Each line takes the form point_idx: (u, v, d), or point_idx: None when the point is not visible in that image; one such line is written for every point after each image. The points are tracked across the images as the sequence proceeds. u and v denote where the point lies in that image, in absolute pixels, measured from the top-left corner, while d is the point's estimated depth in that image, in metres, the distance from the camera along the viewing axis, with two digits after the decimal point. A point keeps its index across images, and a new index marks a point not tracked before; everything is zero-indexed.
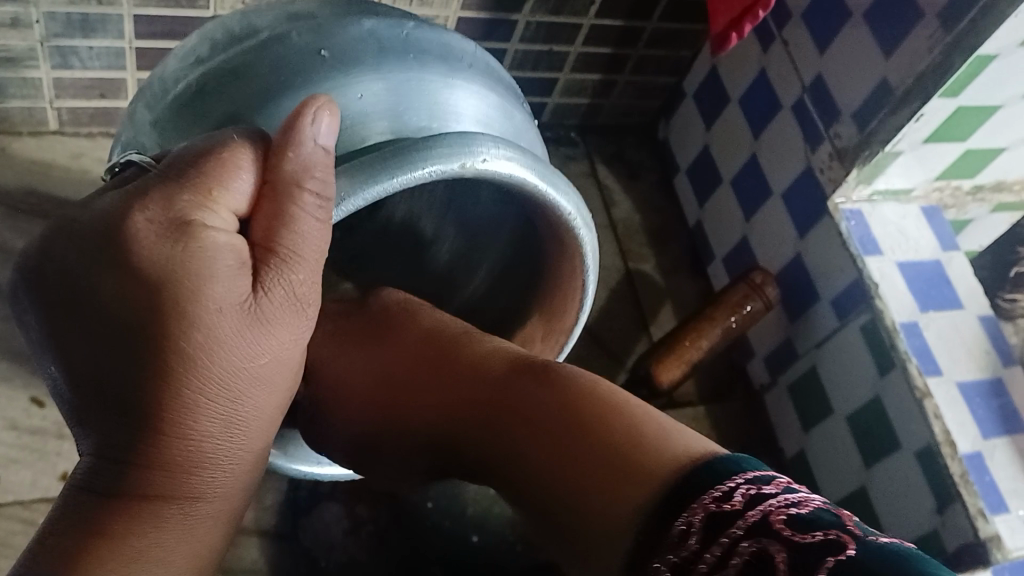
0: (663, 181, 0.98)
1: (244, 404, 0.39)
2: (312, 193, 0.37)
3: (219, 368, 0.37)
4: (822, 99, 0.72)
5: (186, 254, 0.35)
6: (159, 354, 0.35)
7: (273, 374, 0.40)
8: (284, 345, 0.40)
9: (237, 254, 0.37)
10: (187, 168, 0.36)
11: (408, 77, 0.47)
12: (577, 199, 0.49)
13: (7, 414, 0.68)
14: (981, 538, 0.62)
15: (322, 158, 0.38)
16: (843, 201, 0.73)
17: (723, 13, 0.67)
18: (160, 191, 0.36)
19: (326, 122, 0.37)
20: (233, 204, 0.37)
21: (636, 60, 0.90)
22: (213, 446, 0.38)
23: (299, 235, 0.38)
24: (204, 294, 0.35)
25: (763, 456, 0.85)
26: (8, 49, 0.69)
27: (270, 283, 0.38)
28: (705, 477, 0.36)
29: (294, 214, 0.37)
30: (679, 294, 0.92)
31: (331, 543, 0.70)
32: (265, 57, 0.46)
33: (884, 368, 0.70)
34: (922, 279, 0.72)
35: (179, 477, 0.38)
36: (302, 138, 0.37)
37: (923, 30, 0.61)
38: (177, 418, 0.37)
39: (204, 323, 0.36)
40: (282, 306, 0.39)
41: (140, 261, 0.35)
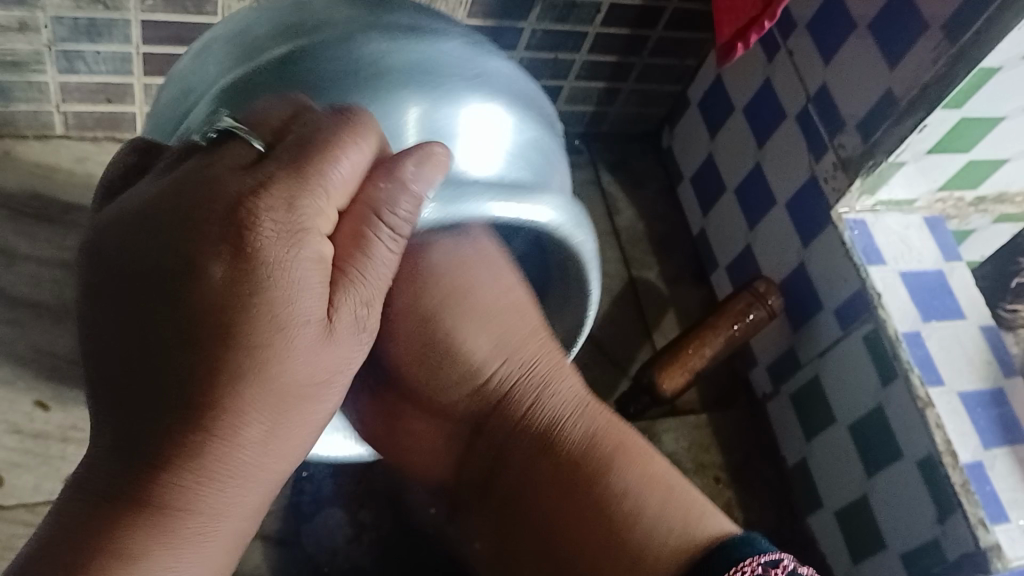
0: (667, 190, 0.98)
1: (289, 420, 0.40)
2: (389, 225, 0.41)
3: (280, 377, 0.39)
4: (827, 110, 0.72)
5: (288, 255, 0.38)
6: (225, 359, 0.37)
7: (323, 391, 0.41)
8: (336, 366, 0.41)
9: (321, 269, 0.39)
10: (298, 158, 0.39)
11: (496, 109, 0.50)
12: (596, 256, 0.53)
13: (11, 417, 0.68)
14: (981, 548, 0.63)
15: (408, 194, 0.41)
16: (846, 210, 0.73)
17: (729, 22, 0.68)
18: (245, 184, 0.38)
19: (433, 164, 0.41)
20: (337, 200, 0.40)
21: (640, 69, 0.90)
22: (246, 459, 0.39)
23: (372, 260, 0.41)
24: (273, 297, 0.37)
25: (763, 464, 0.85)
26: (15, 54, 0.69)
27: (341, 301, 0.41)
28: (722, 559, 0.44)
29: (367, 239, 0.41)
30: (681, 301, 0.92)
31: (334, 549, 0.71)
32: (336, 55, 0.47)
33: (886, 378, 0.70)
34: (925, 289, 0.72)
35: (206, 486, 0.38)
36: (400, 173, 0.41)
37: (927, 42, 0.61)
38: (230, 423, 0.38)
39: (286, 327, 0.38)
40: (346, 326, 0.41)
41: (234, 262, 0.37)
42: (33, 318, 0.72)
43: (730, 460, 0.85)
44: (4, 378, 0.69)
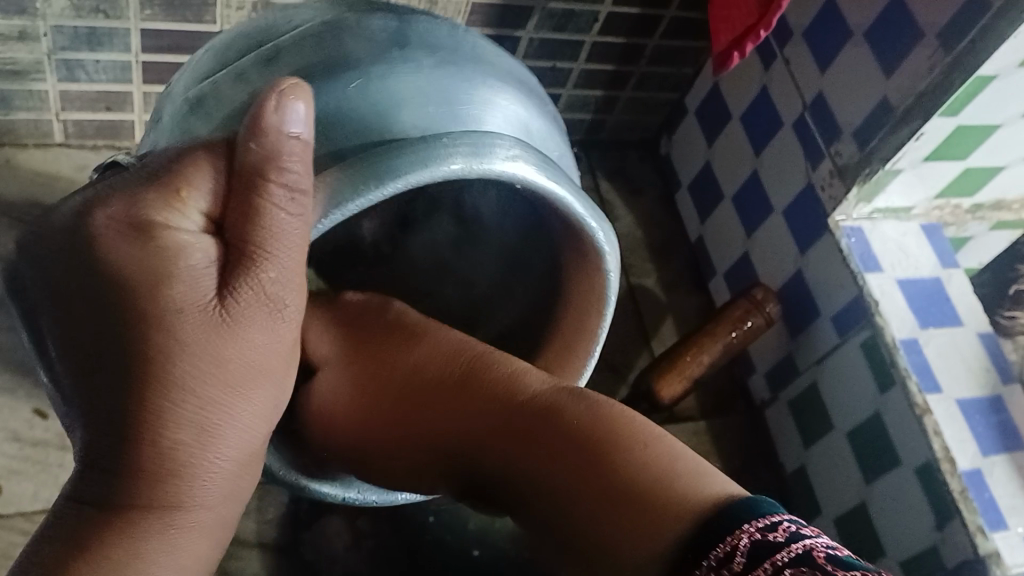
0: (665, 197, 0.99)
1: (222, 410, 0.38)
2: (278, 184, 0.37)
3: (187, 371, 0.36)
4: (823, 118, 0.73)
5: (153, 255, 0.36)
6: (132, 369, 0.35)
7: (250, 376, 0.38)
8: (257, 347, 0.38)
9: (205, 253, 0.37)
10: (157, 171, 0.37)
11: (435, 72, 0.47)
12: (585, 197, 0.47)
13: (10, 425, 0.68)
14: (980, 555, 0.62)
15: (295, 147, 0.37)
16: (843, 218, 0.73)
17: (726, 32, 0.68)
18: (126, 192, 0.37)
19: (294, 107, 0.36)
20: (202, 206, 0.38)
21: (638, 77, 0.90)
22: (193, 455, 0.37)
23: (269, 228, 0.37)
24: (170, 292, 0.35)
25: (762, 471, 0.85)
26: (16, 62, 0.69)
27: (241, 284, 0.37)
28: (730, 519, 0.38)
29: (261, 205, 0.37)
30: (680, 309, 0.92)
31: (333, 555, 0.70)
32: (305, 51, 0.47)
33: (884, 385, 0.70)
34: (923, 296, 0.72)
35: (156, 488, 0.37)
36: (265, 126, 0.36)
37: (924, 50, 0.62)
38: (150, 426, 0.36)
39: (168, 322, 0.35)
40: (251, 305, 0.38)
41: (108, 270, 0.36)
42: None
43: (730, 467, 0.85)
44: (3, 385, 0.69)
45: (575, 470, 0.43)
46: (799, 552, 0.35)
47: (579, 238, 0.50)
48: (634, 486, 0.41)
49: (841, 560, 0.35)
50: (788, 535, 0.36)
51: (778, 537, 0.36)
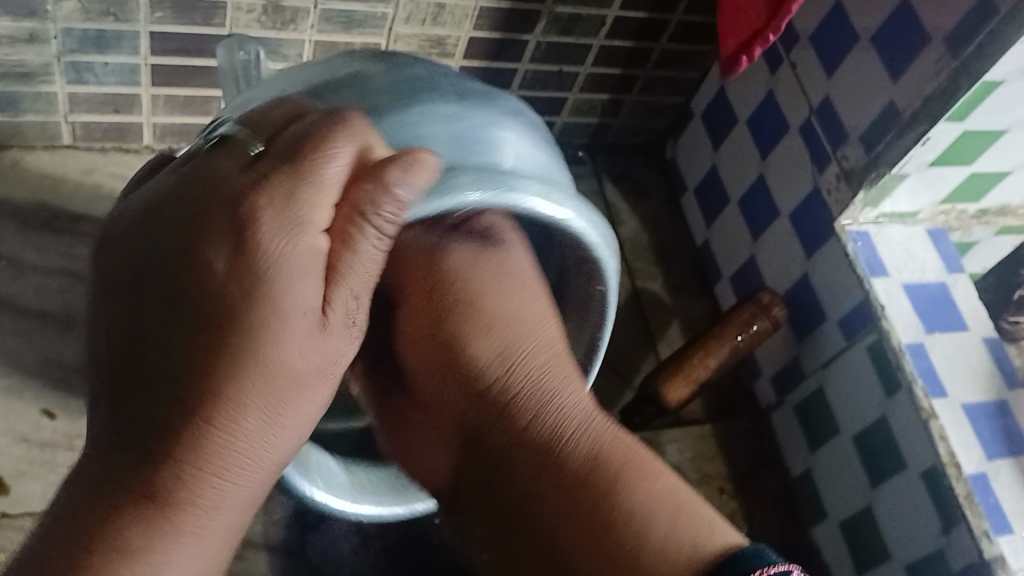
0: (670, 201, 0.99)
1: (289, 411, 0.43)
2: (385, 217, 0.41)
3: (286, 365, 0.41)
4: (830, 122, 0.73)
5: (283, 243, 0.40)
6: (236, 356, 0.40)
7: (317, 386, 0.44)
8: (327, 363, 0.44)
9: (318, 258, 0.41)
10: (297, 151, 0.40)
11: (473, 113, 0.49)
12: (607, 237, 0.52)
13: (18, 426, 0.69)
14: (985, 559, 0.63)
15: (399, 198, 0.40)
16: (849, 222, 0.74)
17: (733, 36, 0.68)
18: (273, 179, 0.40)
19: (416, 169, 0.40)
20: (326, 206, 0.40)
21: (644, 81, 0.91)
22: (252, 441, 0.42)
23: (359, 258, 0.42)
24: (288, 292, 0.40)
25: (767, 474, 0.85)
26: (25, 65, 0.70)
27: (335, 300, 0.43)
28: (732, 567, 0.43)
29: (356, 238, 0.41)
30: (685, 312, 0.92)
31: (340, 558, 0.71)
32: (335, 92, 0.49)
33: (891, 390, 0.71)
34: (929, 300, 0.73)
35: (211, 463, 0.41)
36: (393, 176, 0.40)
37: (930, 55, 0.62)
38: (224, 407, 0.40)
39: (281, 316, 0.40)
40: (338, 321, 0.43)
41: (252, 240, 0.39)
42: (42, 328, 0.72)
43: (735, 471, 0.85)
44: (11, 387, 0.69)
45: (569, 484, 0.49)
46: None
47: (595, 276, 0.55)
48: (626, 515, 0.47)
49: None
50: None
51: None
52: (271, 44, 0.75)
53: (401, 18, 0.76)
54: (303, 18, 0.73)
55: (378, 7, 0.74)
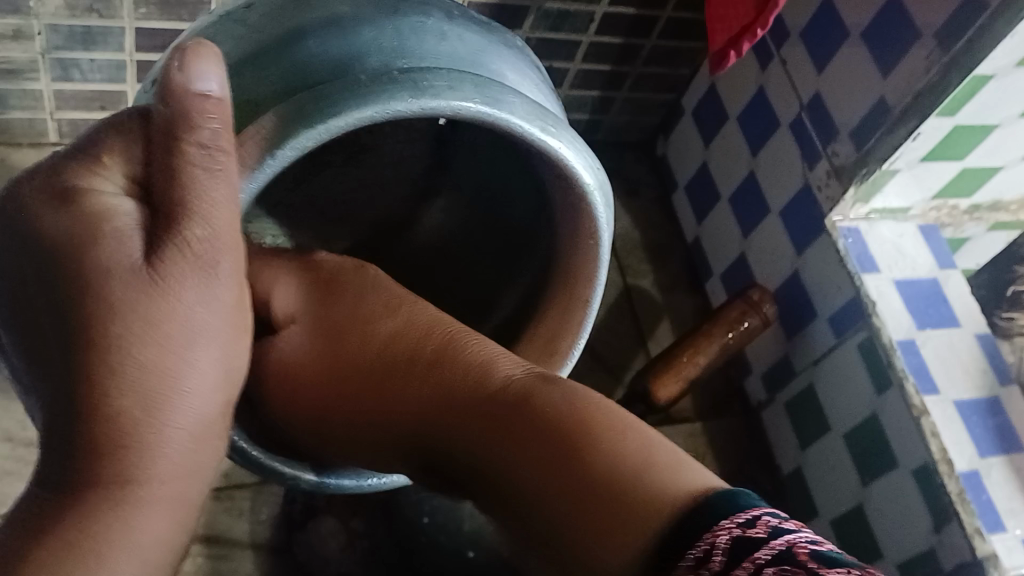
0: (662, 198, 0.98)
1: (164, 379, 0.34)
2: (193, 142, 0.34)
3: (128, 335, 0.33)
4: (820, 118, 0.72)
5: (71, 215, 0.34)
6: (73, 339, 0.33)
7: (190, 339, 0.35)
8: (201, 315, 0.35)
9: (122, 219, 0.35)
10: (83, 142, 0.37)
11: (430, 32, 0.45)
12: (596, 167, 0.46)
13: (2, 425, 0.68)
14: (978, 557, 0.62)
15: (203, 105, 0.34)
16: (840, 218, 0.73)
17: (722, 31, 0.68)
18: (48, 166, 0.36)
19: (201, 65, 0.33)
20: (125, 168, 0.36)
21: (634, 78, 0.90)
22: (136, 430, 0.34)
23: (190, 185, 0.34)
24: (95, 252, 0.34)
25: (759, 473, 0.85)
26: (11, 61, 0.69)
27: (182, 241, 0.35)
28: (712, 512, 0.35)
29: (180, 166, 0.34)
30: (676, 310, 0.92)
31: (326, 557, 0.70)
32: (289, 10, 0.45)
33: (881, 387, 0.70)
34: (920, 297, 0.72)
35: (104, 468, 0.34)
36: (170, 83, 0.33)
37: (921, 50, 0.61)
38: (89, 398, 0.33)
39: (103, 282, 0.33)
40: (190, 267, 0.35)
41: (47, 230, 0.34)
42: None
43: (727, 471, 0.84)
44: None
45: (514, 441, 0.42)
46: (781, 548, 0.33)
47: (574, 205, 0.48)
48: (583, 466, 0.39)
49: (819, 554, 0.33)
50: (770, 530, 0.34)
51: (761, 533, 0.34)
52: None
53: None
54: None
55: None
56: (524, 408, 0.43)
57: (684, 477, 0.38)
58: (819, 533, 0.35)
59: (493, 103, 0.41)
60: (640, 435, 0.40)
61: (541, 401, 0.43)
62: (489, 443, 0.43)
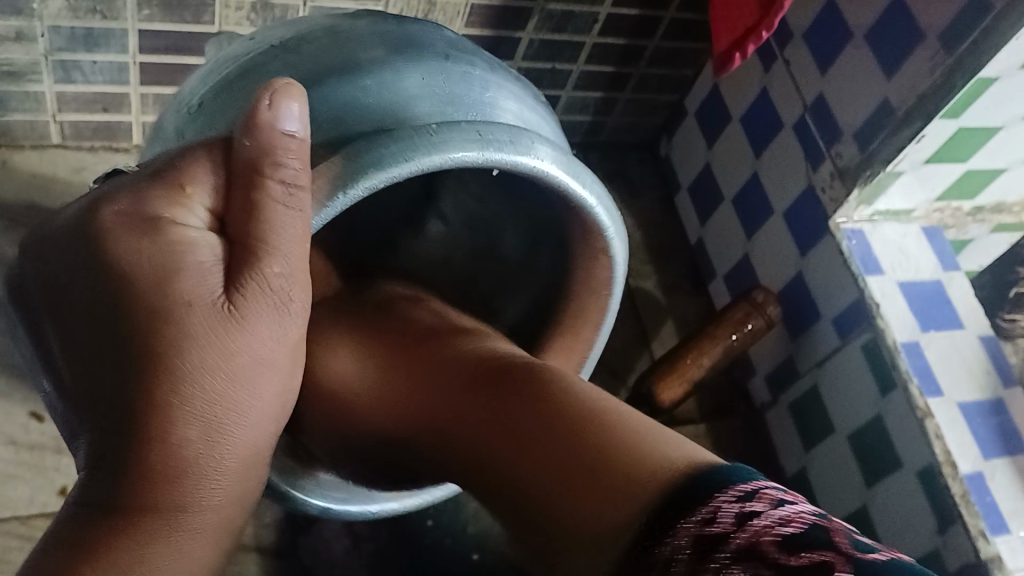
0: (664, 199, 0.98)
1: (227, 407, 0.38)
2: (278, 180, 0.37)
3: (200, 368, 0.36)
4: (824, 120, 0.72)
5: (152, 244, 0.36)
6: (142, 365, 0.36)
7: (257, 370, 0.39)
8: (264, 348, 0.39)
9: (211, 249, 0.38)
10: (162, 168, 0.38)
11: (460, 77, 0.48)
12: (603, 196, 0.49)
13: (6, 429, 0.68)
14: (981, 559, 0.62)
15: (288, 144, 0.37)
16: (844, 220, 0.73)
17: (726, 32, 0.68)
18: (132, 188, 0.38)
19: (293, 107, 0.37)
20: (205, 200, 0.38)
21: (637, 79, 0.90)
22: (197, 453, 0.37)
23: (270, 224, 0.38)
24: (178, 285, 0.36)
25: (762, 474, 0.85)
26: (13, 64, 0.69)
27: (248, 281, 0.38)
28: (701, 483, 0.34)
29: (260, 202, 0.37)
30: (679, 312, 0.92)
31: (330, 561, 0.70)
32: (307, 48, 0.48)
33: (885, 388, 0.70)
34: (924, 298, 0.72)
35: (165, 487, 0.37)
36: (261, 124, 0.36)
37: (925, 52, 0.61)
38: (155, 424, 0.36)
39: (179, 315, 0.36)
40: (260, 303, 0.38)
41: (117, 260, 0.36)
42: None
43: None
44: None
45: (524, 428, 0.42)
46: (748, 544, 0.30)
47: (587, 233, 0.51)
48: (586, 448, 0.39)
49: (793, 543, 0.30)
50: (736, 522, 0.31)
51: (727, 528, 0.31)
52: None
53: None
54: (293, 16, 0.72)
55: (369, 6, 0.74)
56: (537, 397, 0.44)
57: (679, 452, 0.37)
58: (796, 506, 0.33)
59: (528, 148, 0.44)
60: (636, 421, 0.40)
61: (552, 388, 0.44)
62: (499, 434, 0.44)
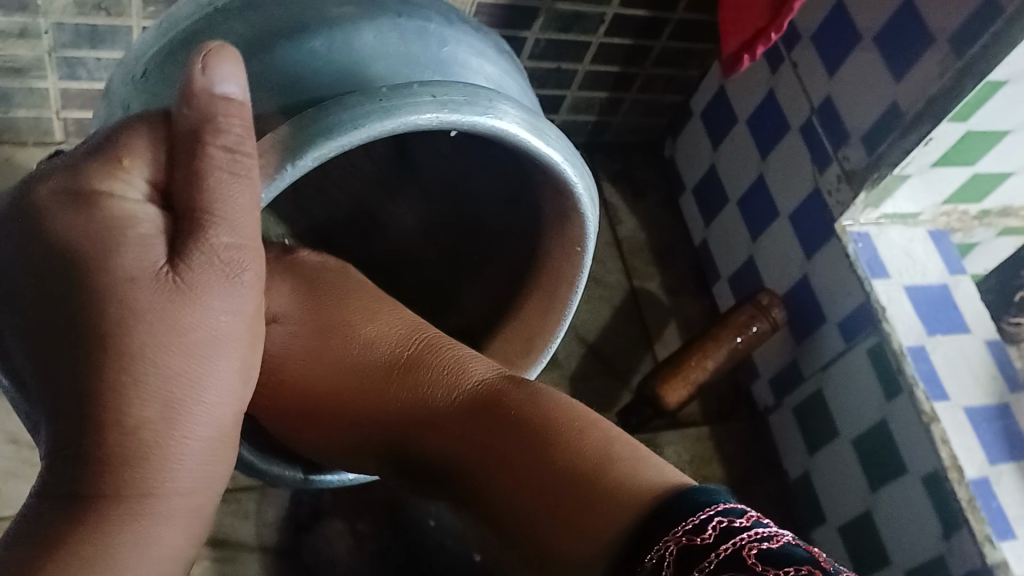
0: (669, 200, 0.98)
1: (182, 386, 0.34)
2: (220, 146, 0.34)
3: (148, 340, 0.33)
4: (831, 122, 0.72)
5: (93, 218, 0.34)
6: (89, 344, 0.33)
7: (212, 345, 0.35)
8: (218, 320, 0.35)
9: (155, 221, 0.35)
10: (93, 147, 0.36)
11: (422, 41, 0.45)
12: (579, 160, 0.46)
13: (7, 426, 0.68)
14: (988, 565, 0.62)
15: (230, 106, 0.35)
16: (850, 223, 0.73)
17: (734, 34, 0.68)
18: (67, 167, 0.35)
19: (222, 67, 0.34)
20: (146, 173, 0.35)
21: (643, 79, 0.90)
22: (154, 436, 0.34)
23: (216, 191, 0.34)
24: (118, 258, 0.33)
25: (765, 477, 0.85)
26: (16, 60, 0.69)
27: (196, 249, 0.34)
28: (676, 506, 0.36)
29: (203, 168, 0.34)
30: (683, 313, 0.92)
31: (332, 562, 0.70)
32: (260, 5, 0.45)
33: (891, 393, 0.70)
34: (930, 302, 0.72)
35: (121, 474, 0.33)
36: (195, 87, 0.34)
37: (934, 55, 0.61)
38: (107, 405, 0.33)
39: (120, 288, 0.33)
40: (210, 271, 0.35)
41: (60, 237, 0.34)
42: None
43: (733, 475, 0.84)
44: None
45: (504, 449, 0.43)
46: (728, 550, 0.33)
47: (561, 199, 0.47)
48: (568, 474, 0.40)
49: (768, 555, 0.32)
50: (720, 533, 0.34)
51: (708, 538, 0.34)
52: None
53: None
54: None
55: None
56: (509, 415, 0.44)
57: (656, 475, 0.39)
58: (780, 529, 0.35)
59: (491, 109, 0.40)
60: (615, 442, 0.42)
61: (524, 408, 0.44)
62: (475, 453, 0.44)
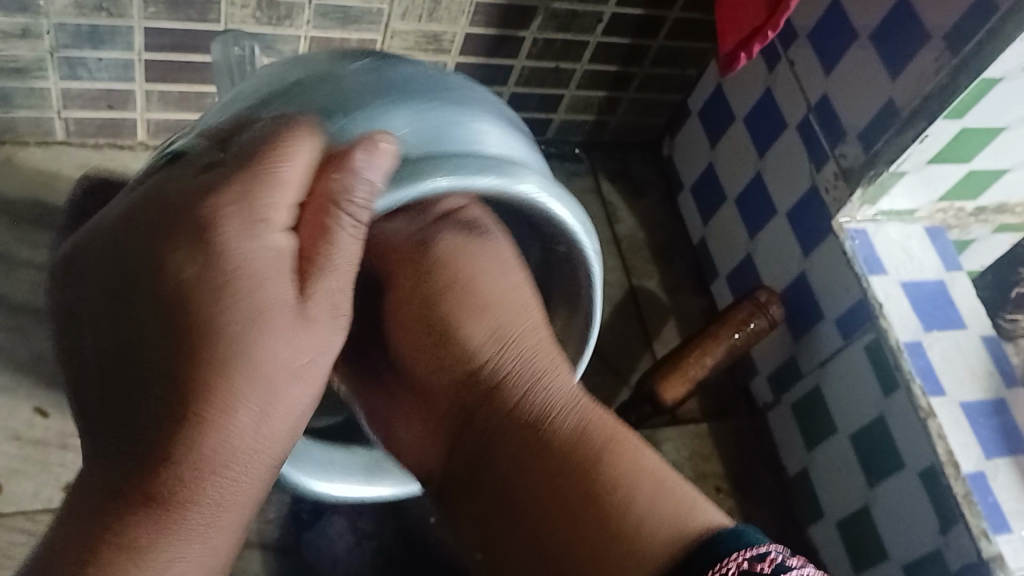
0: (666, 200, 0.99)
1: (280, 406, 0.39)
2: (357, 207, 0.39)
3: (269, 362, 0.37)
4: (827, 119, 0.73)
5: (233, 230, 0.37)
6: (215, 351, 0.36)
7: (309, 375, 0.39)
8: (319, 355, 0.40)
9: (286, 249, 0.38)
10: (235, 154, 0.39)
11: (450, 115, 0.46)
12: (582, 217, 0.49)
13: (10, 423, 0.68)
14: (983, 558, 0.62)
15: (368, 184, 0.39)
16: (847, 220, 0.73)
17: (732, 34, 0.68)
18: (218, 169, 0.38)
19: (380, 154, 0.39)
20: (289, 195, 0.38)
21: (641, 79, 0.90)
22: (241, 447, 0.38)
23: (337, 245, 0.39)
24: (260, 281, 0.37)
25: (763, 474, 0.85)
26: (18, 60, 0.69)
27: (314, 288, 0.39)
28: (711, 551, 0.41)
29: (332, 224, 0.39)
30: (682, 312, 0.92)
31: (333, 558, 0.70)
32: (296, 92, 0.46)
33: (888, 389, 0.70)
34: (926, 299, 0.72)
35: (204, 478, 0.37)
36: (354, 161, 0.38)
37: (930, 53, 0.62)
38: (214, 413, 0.36)
39: (257, 310, 0.37)
40: (322, 311, 0.39)
41: (206, 243, 0.36)
42: (35, 325, 0.71)
43: (731, 471, 0.85)
44: (4, 384, 0.69)
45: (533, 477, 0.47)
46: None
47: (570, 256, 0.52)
48: (598, 506, 0.44)
49: None
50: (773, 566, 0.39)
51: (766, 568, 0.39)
52: (266, 40, 0.74)
53: (396, 15, 0.75)
54: (297, 14, 0.72)
55: (375, 6, 0.74)
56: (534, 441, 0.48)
57: (689, 515, 0.43)
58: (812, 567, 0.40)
59: (516, 172, 0.44)
60: (648, 476, 0.45)
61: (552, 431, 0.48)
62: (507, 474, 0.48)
